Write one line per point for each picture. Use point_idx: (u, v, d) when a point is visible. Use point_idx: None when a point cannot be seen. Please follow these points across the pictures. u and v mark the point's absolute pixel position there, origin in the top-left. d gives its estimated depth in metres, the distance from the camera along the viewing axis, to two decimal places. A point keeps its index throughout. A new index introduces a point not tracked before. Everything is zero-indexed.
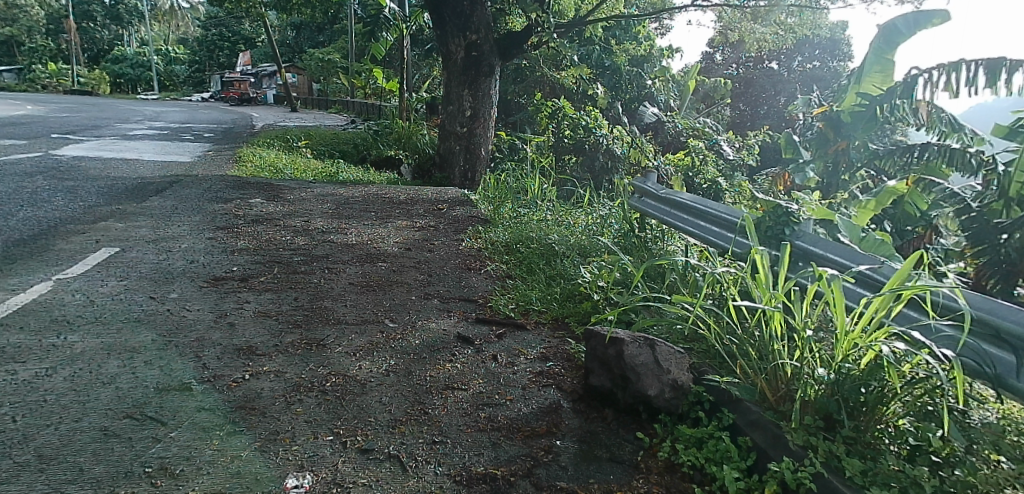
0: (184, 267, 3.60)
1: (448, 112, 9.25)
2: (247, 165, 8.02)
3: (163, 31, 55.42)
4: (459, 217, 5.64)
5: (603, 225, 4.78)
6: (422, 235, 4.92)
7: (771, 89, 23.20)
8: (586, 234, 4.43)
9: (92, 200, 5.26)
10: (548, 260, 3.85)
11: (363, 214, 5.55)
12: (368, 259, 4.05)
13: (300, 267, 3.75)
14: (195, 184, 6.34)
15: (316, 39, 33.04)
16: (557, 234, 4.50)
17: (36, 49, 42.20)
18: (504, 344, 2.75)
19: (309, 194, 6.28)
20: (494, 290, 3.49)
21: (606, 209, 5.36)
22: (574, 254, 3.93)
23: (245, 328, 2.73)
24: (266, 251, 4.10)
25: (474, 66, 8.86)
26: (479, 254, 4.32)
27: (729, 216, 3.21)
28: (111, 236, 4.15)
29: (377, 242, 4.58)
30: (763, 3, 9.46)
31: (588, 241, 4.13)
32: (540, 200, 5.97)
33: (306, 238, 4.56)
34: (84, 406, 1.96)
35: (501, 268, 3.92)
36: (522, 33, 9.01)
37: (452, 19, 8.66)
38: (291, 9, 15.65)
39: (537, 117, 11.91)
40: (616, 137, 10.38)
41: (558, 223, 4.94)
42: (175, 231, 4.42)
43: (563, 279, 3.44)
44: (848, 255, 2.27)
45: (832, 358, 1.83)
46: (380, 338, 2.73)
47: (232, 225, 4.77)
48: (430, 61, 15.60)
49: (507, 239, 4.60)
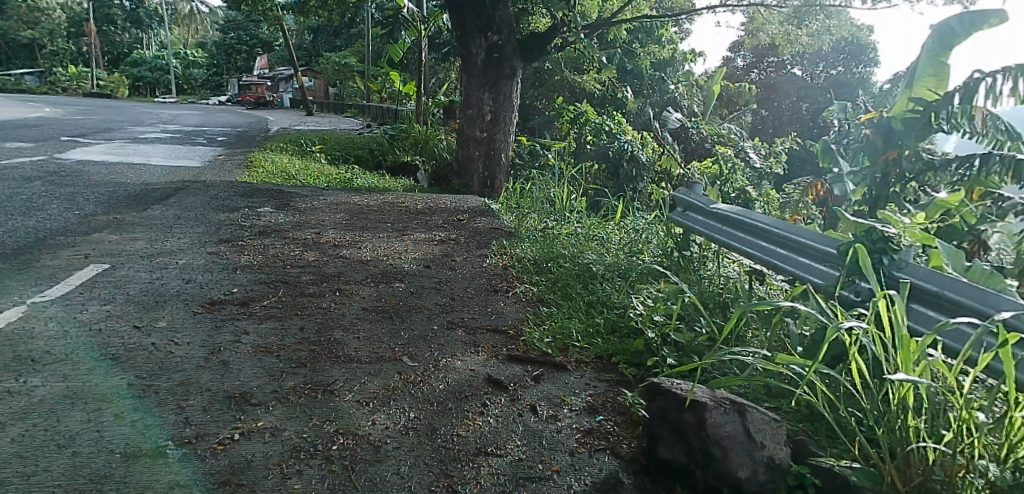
0: (177, 287, 3.23)
1: (467, 116, 8.85)
2: (257, 171, 7.68)
3: (183, 36, 55.91)
4: (481, 229, 5.25)
5: (639, 242, 4.37)
6: (442, 249, 4.53)
7: (795, 94, 22.60)
8: (624, 254, 4.04)
9: (89, 208, 4.92)
10: (587, 282, 3.45)
11: (378, 225, 5.16)
12: (383, 279, 3.65)
13: (307, 288, 3.36)
14: (201, 191, 6.00)
15: (333, 43, 32.95)
16: (592, 252, 4.09)
17: (57, 53, 42.55)
18: (542, 390, 2.33)
19: (321, 203, 5.92)
20: (527, 319, 3.09)
21: (642, 223, 4.94)
22: (617, 276, 3.52)
23: (240, 367, 2.34)
24: (272, 268, 3.71)
25: (495, 68, 8.47)
26: (505, 273, 3.92)
27: (804, 238, 2.77)
28: (101, 250, 3.79)
29: (394, 258, 4.19)
30: (798, 3, 8.98)
31: (627, 263, 3.72)
32: (567, 212, 5.55)
33: (316, 252, 4.17)
34: (28, 483, 1.58)
35: (532, 291, 3.51)
36: (547, 33, 8.65)
37: (473, 19, 8.29)
38: (308, 11, 15.34)
39: (558, 122, 11.53)
40: (641, 143, 9.96)
41: (590, 239, 4.52)
42: (173, 245, 4.05)
43: (607, 308, 3.03)
44: (975, 294, 1.80)
45: (996, 449, 1.43)
46: (397, 382, 2.32)
47: (237, 237, 4.39)
48: (447, 64, 15.27)
49: (536, 255, 4.19)
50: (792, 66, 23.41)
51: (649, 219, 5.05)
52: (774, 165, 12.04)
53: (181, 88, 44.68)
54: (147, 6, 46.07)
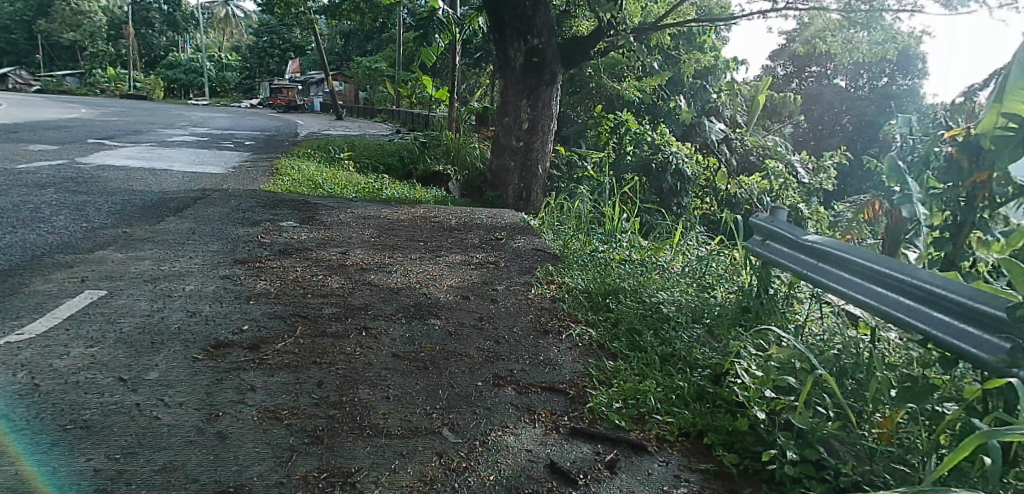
0: (177, 322, 2.78)
1: (503, 124, 8.37)
2: (283, 179, 7.31)
3: (218, 40, 56.62)
4: (523, 250, 4.75)
5: (705, 276, 3.84)
6: (481, 275, 4.03)
7: (839, 106, 21.77)
8: (694, 291, 3.49)
9: (98, 220, 4.53)
10: (657, 326, 2.92)
11: (410, 244, 4.68)
12: (416, 314, 3.17)
13: (330, 327, 2.88)
14: (222, 201, 5.61)
15: (364, 47, 32.91)
16: (656, 287, 3.55)
17: (96, 55, 43.33)
18: (621, 486, 1.82)
19: (348, 216, 5.48)
20: (588, 374, 2.57)
21: (705, 250, 4.38)
22: (692, 322, 2.99)
23: (239, 443, 1.86)
24: (290, 297, 3.25)
25: (534, 73, 7.98)
26: (555, 309, 3.41)
27: (943, 288, 2.19)
28: (101, 271, 3.37)
29: (427, 285, 3.70)
30: (864, 7, 8.32)
31: (702, 305, 3.18)
32: (616, 233, 5.03)
33: (341, 277, 3.71)
34: None
35: (589, 336, 2.99)
36: (591, 37, 8.18)
37: (512, 21, 7.81)
38: (340, 14, 14.99)
39: (596, 131, 11.01)
40: (686, 156, 9.41)
41: (649, 268, 3.99)
42: (182, 266, 3.62)
43: (688, 367, 2.51)
44: None
45: None
46: (436, 470, 1.81)
47: (255, 257, 3.95)
48: (480, 70, 14.85)
49: (589, 287, 3.67)
50: (836, 77, 22.56)
51: (711, 247, 4.50)
52: (824, 180, 11.32)
53: (214, 91, 45.06)
54: (185, 10, 46.77)
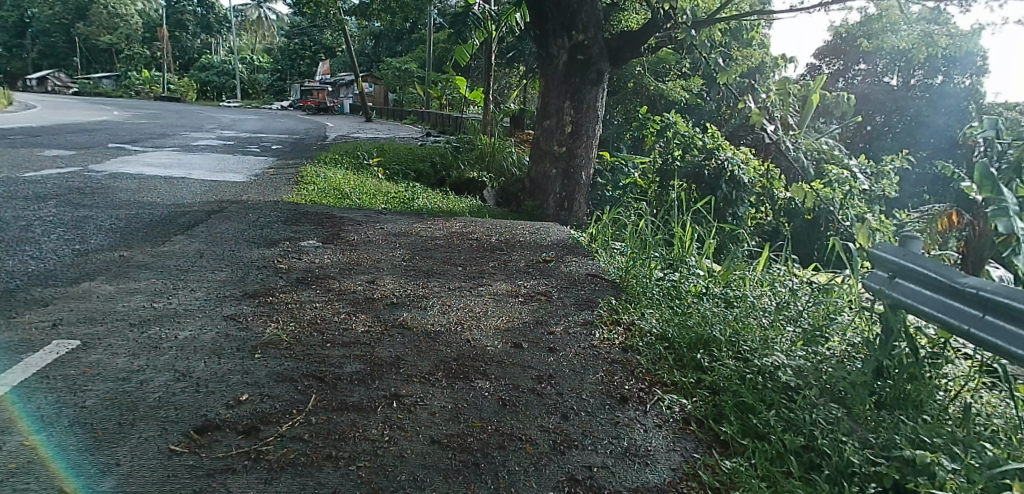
0: (159, 389, 2.19)
1: (544, 127, 7.71)
2: (308, 188, 6.80)
3: (251, 41, 57.11)
4: (577, 276, 4.10)
5: (807, 321, 3.15)
6: (533, 311, 3.38)
7: (891, 104, 20.50)
8: (805, 344, 2.78)
9: (95, 240, 4.00)
10: (775, 403, 2.25)
11: (447, 269, 4.06)
12: (460, 372, 2.53)
13: (351, 395, 2.25)
14: (239, 215, 5.07)
15: (394, 48, 32.62)
16: (756, 336, 2.85)
17: (133, 57, 43.87)
18: None
19: (376, 233, 4.88)
20: (696, 479, 1.91)
21: (797, 287, 3.70)
22: (820, 396, 2.30)
23: None
24: (304, 347, 2.64)
25: (579, 72, 7.30)
26: (630, 362, 2.74)
27: None
28: (79, 312, 2.81)
29: (471, 327, 3.06)
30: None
31: (826, 367, 2.48)
32: (683, 255, 4.38)
33: (368, 315, 3.10)
34: None
35: (682, 408, 2.34)
36: (642, 32, 7.46)
37: (555, 16, 7.21)
38: (370, 14, 14.45)
39: (640, 133, 10.31)
40: (742, 162, 8.65)
41: (738, 309, 3.31)
42: (180, 302, 3.04)
43: (837, 477, 1.85)
44: None
45: None
46: None
47: (268, 289, 3.36)
48: (514, 69, 14.22)
49: (668, 332, 3.01)
50: (887, 75, 21.30)
51: (803, 280, 3.81)
52: (888, 186, 10.41)
53: (246, 92, 45.29)
54: (218, 13, 47.20)
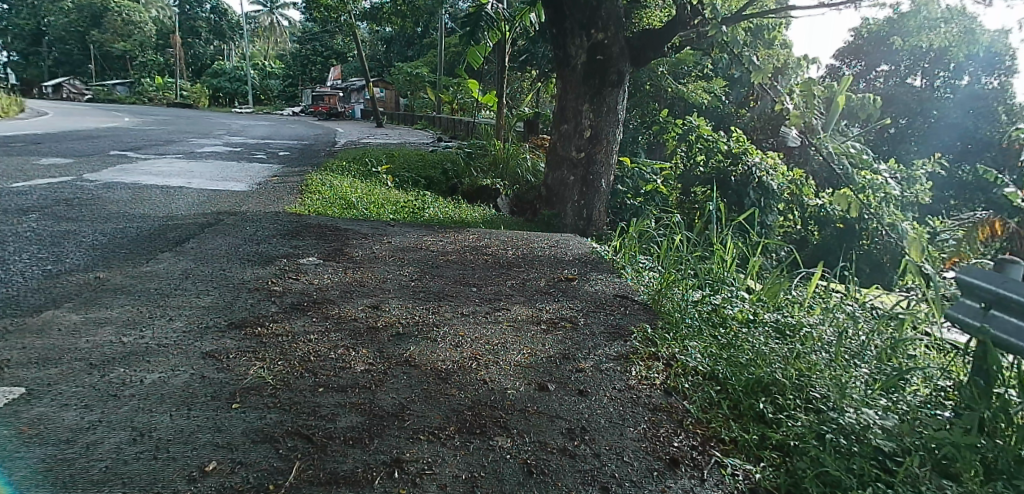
0: (108, 456, 1.78)
1: (561, 131, 7.30)
2: (313, 197, 6.44)
3: (264, 48, 57.23)
4: (604, 298, 3.67)
5: (879, 357, 2.70)
6: (557, 341, 2.96)
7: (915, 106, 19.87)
8: (888, 389, 2.34)
9: (70, 259, 3.63)
10: (868, 477, 1.83)
11: (460, 290, 3.65)
12: (477, 426, 2.11)
13: (346, 461, 1.85)
14: (234, 228, 4.70)
15: (405, 53, 32.32)
16: (827, 380, 2.40)
17: (146, 63, 43.96)
18: None
19: (383, 248, 4.49)
20: None
21: (859, 315, 3.26)
22: (922, 466, 1.87)
23: None
24: (293, 394, 2.23)
25: (599, 72, 6.88)
26: (677, 409, 2.32)
27: None
28: (34, 350, 2.43)
29: (487, 364, 2.63)
30: None
31: (921, 423, 2.04)
32: (723, 276, 3.95)
33: (370, 350, 2.69)
34: None
35: (749, 476, 1.92)
36: (666, 31, 7.01)
37: (574, 14, 6.82)
38: (381, 18, 14.10)
39: (659, 137, 9.89)
40: (770, 167, 8.22)
41: (795, 342, 2.86)
42: (154, 335, 2.64)
43: None
44: None
45: None
46: None
47: (258, 318, 2.95)
48: (529, 71, 13.84)
49: (719, 370, 2.57)
50: (911, 76, 20.69)
51: (866, 307, 3.37)
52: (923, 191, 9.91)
53: (258, 98, 45.26)
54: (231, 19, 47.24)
